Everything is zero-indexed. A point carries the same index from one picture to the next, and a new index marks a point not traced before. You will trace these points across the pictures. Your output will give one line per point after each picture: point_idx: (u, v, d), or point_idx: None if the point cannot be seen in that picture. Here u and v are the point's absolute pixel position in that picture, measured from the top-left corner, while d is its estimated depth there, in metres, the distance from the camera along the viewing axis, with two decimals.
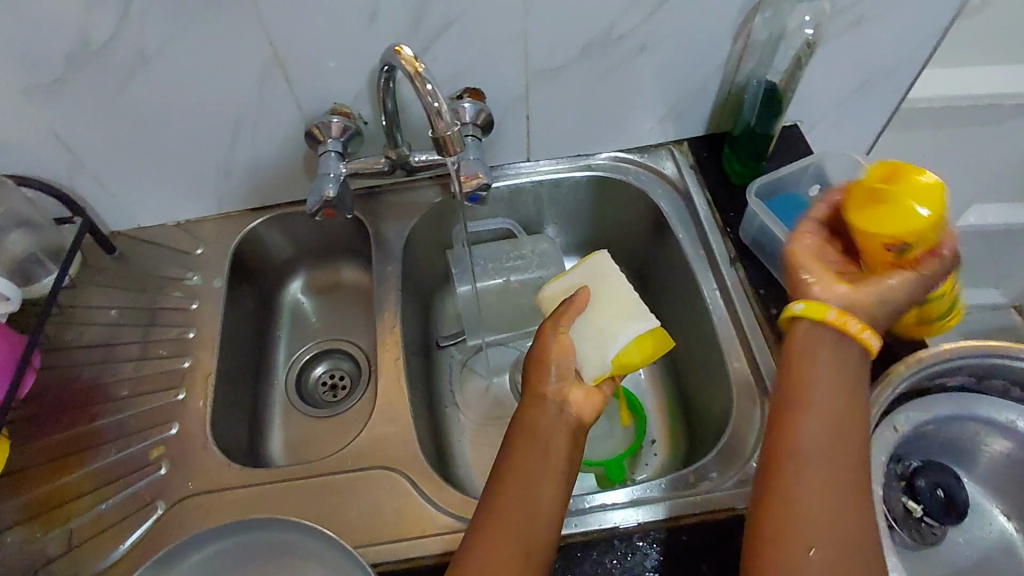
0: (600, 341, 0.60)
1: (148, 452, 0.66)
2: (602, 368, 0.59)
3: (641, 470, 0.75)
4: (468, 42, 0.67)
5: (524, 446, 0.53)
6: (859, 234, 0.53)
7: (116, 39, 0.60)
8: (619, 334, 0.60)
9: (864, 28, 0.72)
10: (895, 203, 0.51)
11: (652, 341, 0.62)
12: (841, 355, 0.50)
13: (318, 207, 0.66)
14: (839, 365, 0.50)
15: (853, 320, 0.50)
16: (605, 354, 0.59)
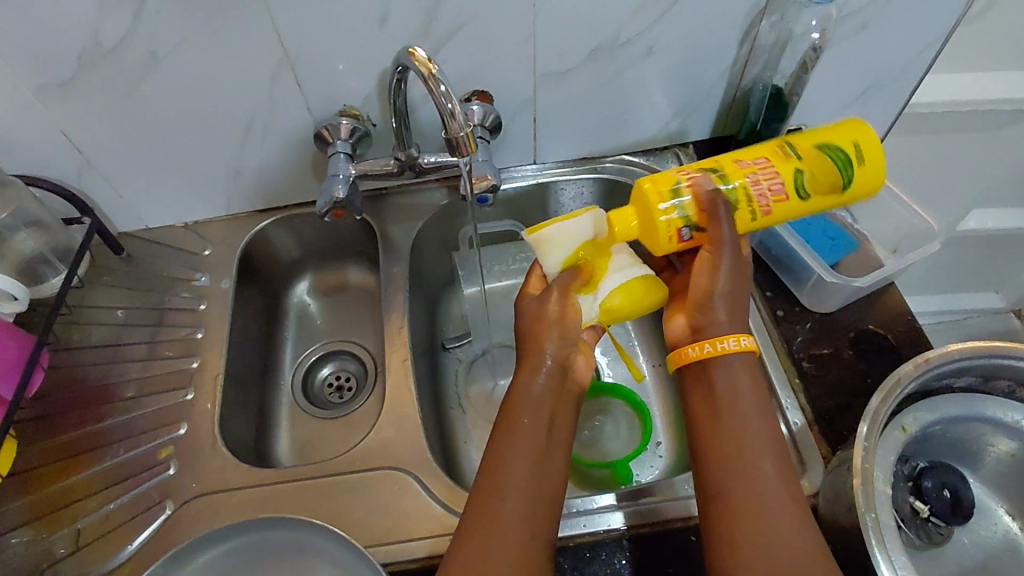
0: (590, 289, 0.61)
1: (156, 452, 0.66)
2: (590, 314, 0.60)
3: (648, 473, 0.76)
4: (477, 45, 0.67)
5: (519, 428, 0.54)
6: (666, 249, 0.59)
7: (129, 40, 0.60)
8: (608, 281, 0.61)
9: (869, 32, 0.73)
10: (644, 206, 0.57)
11: (643, 288, 0.61)
12: (708, 377, 0.54)
13: (328, 207, 0.67)
14: (722, 377, 0.53)
15: (693, 345, 0.55)
16: (592, 301, 0.60)
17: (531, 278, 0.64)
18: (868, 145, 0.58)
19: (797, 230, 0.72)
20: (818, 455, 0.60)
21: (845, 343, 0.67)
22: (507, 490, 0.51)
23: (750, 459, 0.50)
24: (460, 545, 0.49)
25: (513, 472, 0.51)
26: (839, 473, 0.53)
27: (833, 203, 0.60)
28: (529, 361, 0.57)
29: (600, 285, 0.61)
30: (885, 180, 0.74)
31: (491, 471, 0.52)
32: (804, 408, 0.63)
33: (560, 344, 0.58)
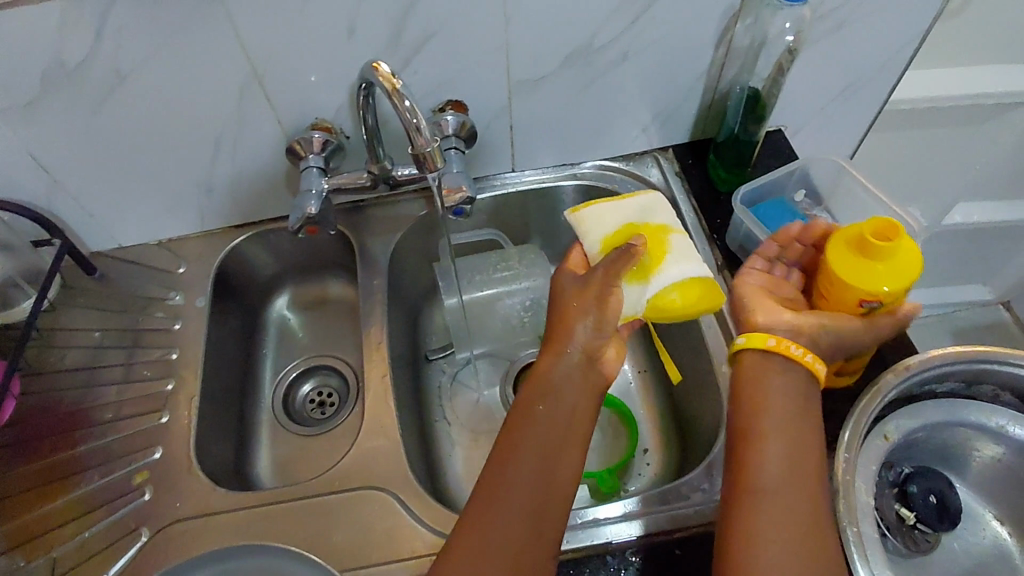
0: (642, 280, 0.58)
1: (132, 477, 0.64)
2: (635, 307, 0.58)
3: (636, 482, 0.75)
4: (450, 54, 0.66)
5: (534, 419, 0.54)
6: (833, 291, 0.54)
7: (91, 59, 0.59)
8: (664, 275, 0.58)
9: (845, 32, 0.72)
10: (880, 254, 0.52)
11: (699, 291, 0.59)
12: (778, 378, 0.53)
13: (300, 224, 0.65)
14: (785, 386, 0.52)
15: (796, 344, 0.53)
16: (641, 293, 0.57)
17: (574, 254, 0.63)
18: None
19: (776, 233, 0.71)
20: None
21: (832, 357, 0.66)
22: (513, 482, 0.50)
23: (778, 454, 0.49)
24: (458, 535, 0.49)
25: (522, 465, 0.51)
26: None
27: None
28: (555, 346, 0.57)
29: (653, 277, 0.58)
30: (866, 182, 0.73)
31: (499, 463, 0.52)
32: None
33: (592, 333, 0.57)
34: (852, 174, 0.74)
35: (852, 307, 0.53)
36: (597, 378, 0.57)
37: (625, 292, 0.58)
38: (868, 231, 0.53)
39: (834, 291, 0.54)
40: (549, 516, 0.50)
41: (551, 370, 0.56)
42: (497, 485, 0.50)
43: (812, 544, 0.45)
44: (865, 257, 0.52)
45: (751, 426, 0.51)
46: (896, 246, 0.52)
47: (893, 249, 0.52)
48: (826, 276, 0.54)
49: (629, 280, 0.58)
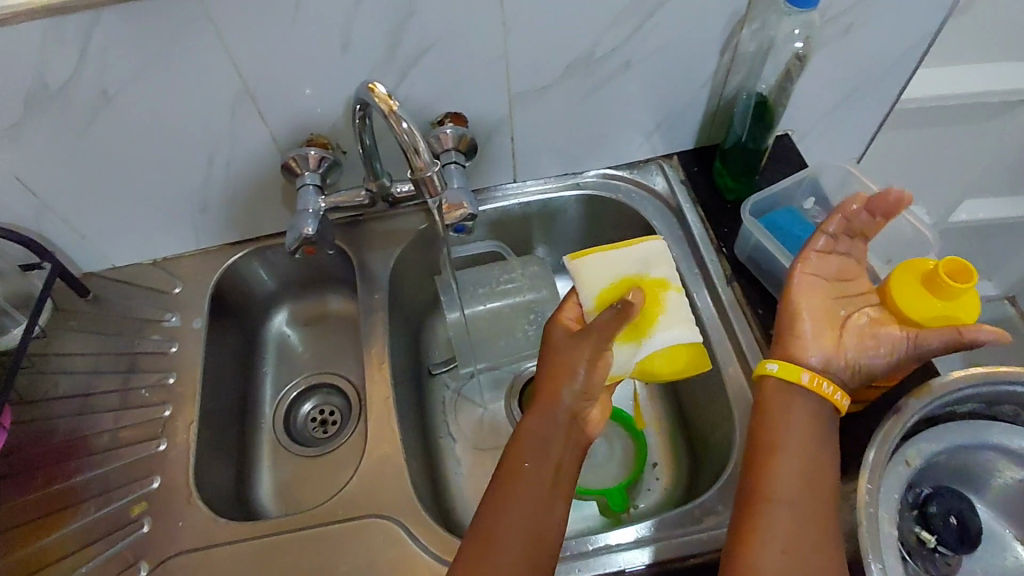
0: (634, 340, 0.56)
1: (129, 508, 0.63)
2: (625, 368, 0.57)
3: (643, 498, 0.73)
4: (448, 67, 0.64)
5: (521, 475, 0.52)
6: (882, 316, 0.52)
7: (76, 80, 0.57)
8: (655, 339, 0.57)
9: (854, 35, 0.70)
10: (939, 290, 0.49)
11: (687, 355, 0.59)
12: (804, 407, 0.50)
13: (296, 244, 0.64)
14: (811, 412, 0.50)
15: (827, 382, 0.51)
16: (632, 354, 0.56)
17: (566, 308, 0.60)
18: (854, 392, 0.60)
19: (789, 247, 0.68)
20: None
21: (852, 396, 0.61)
22: (504, 540, 0.50)
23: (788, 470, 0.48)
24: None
25: (511, 520, 0.51)
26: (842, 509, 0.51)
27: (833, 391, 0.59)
28: (545, 400, 0.55)
29: (646, 340, 0.56)
30: (876, 190, 0.71)
31: (488, 516, 0.51)
32: None
33: (581, 392, 0.55)
34: (862, 181, 0.71)
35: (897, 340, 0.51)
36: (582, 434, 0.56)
37: (617, 353, 0.56)
38: (945, 267, 0.49)
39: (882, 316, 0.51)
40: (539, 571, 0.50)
41: (540, 425, 0.54)
42: (489, 538, 0.50)
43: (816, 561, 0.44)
44: (930, 292, 0.49)
45: (764, 445, 0.50)
46: (964, 291, 0.49)
47: (958, 291, 0.49)
48: (880, 302, 0.52)
49: (622, 340, 0.56)
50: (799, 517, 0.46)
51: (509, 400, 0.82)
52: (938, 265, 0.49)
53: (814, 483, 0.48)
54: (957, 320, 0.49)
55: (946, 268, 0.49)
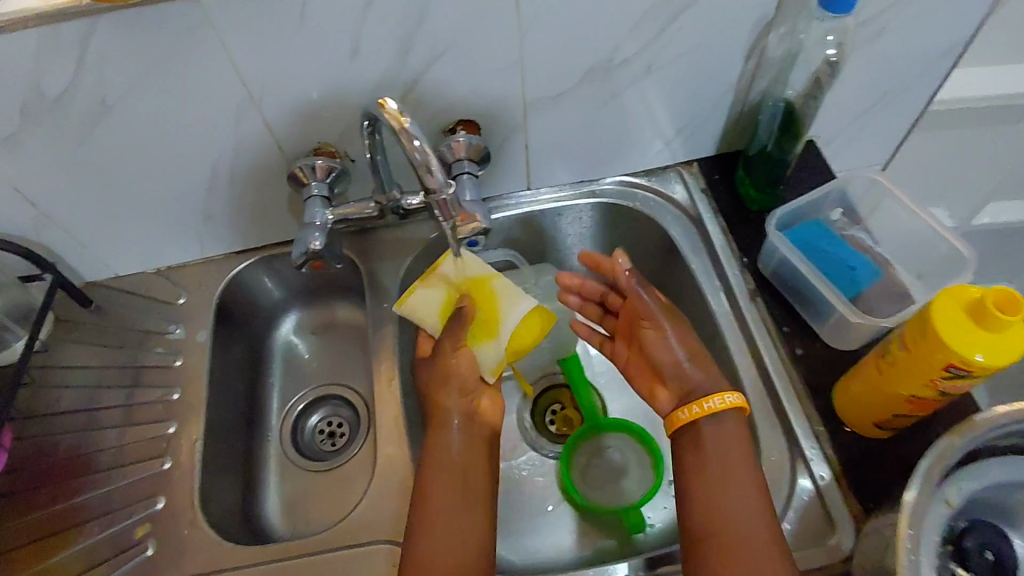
0: (489, 338, 0.64)
1: (134, 530, 0.61)
2: (494, 361, 0.64)
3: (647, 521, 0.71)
4: (460, 73, 0.61)
5: (437, 483, 0.55)
6: (921, 347, 0.48)
7: (73, 89, 0.54)
8: (506, 324, 0.65)
9: (887, 38, 0.67)
10: (986, 316, 0.45)
11: (538, 320, 0.67)
12: (712, 435, 0.54)
13: (304, 258, 0.61)
14: (724, 435, 0.54)
15: (713, 399, 0.54)
16: (494, 348, 0.64)
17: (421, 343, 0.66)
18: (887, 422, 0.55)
19: (815, 263, 0.65)
20: (847, 513, 0.56)
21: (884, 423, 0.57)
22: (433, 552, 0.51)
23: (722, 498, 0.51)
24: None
25: (442, 528, 0.53)
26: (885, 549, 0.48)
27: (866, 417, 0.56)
28: (439, 417, 0.60)
29: (498, 335, 0.64)
30: (910, 204, 0.67)
31: (423, 528, 0.53)
32: (830, 459, 0.59)
33: (462, 395, 0.61)
34: (895, 194, 0.68)
35: (937, 374, 0.48)
36: (480, 433, 0.61)
37: (479, 352, 0.64)
38: (991, 297, 0.46)
39: (921, 347, 0.48)
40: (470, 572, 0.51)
41: (445, 442, 0.58)
42: (423, 547, 0.52)
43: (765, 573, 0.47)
44: (974, 322, 0.46)
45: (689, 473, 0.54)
46: (1013, 323, 0.45)
47: (1007, 324, 0.45)
48: (919, 332, 0.48)
49: (476, 340, 0.64)
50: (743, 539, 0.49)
51: (521, 413, 0.79)
52: (985, 295, 0.46)
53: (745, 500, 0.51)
54: (1007, 352, 0.45)
55: (994, 298, 0.45)
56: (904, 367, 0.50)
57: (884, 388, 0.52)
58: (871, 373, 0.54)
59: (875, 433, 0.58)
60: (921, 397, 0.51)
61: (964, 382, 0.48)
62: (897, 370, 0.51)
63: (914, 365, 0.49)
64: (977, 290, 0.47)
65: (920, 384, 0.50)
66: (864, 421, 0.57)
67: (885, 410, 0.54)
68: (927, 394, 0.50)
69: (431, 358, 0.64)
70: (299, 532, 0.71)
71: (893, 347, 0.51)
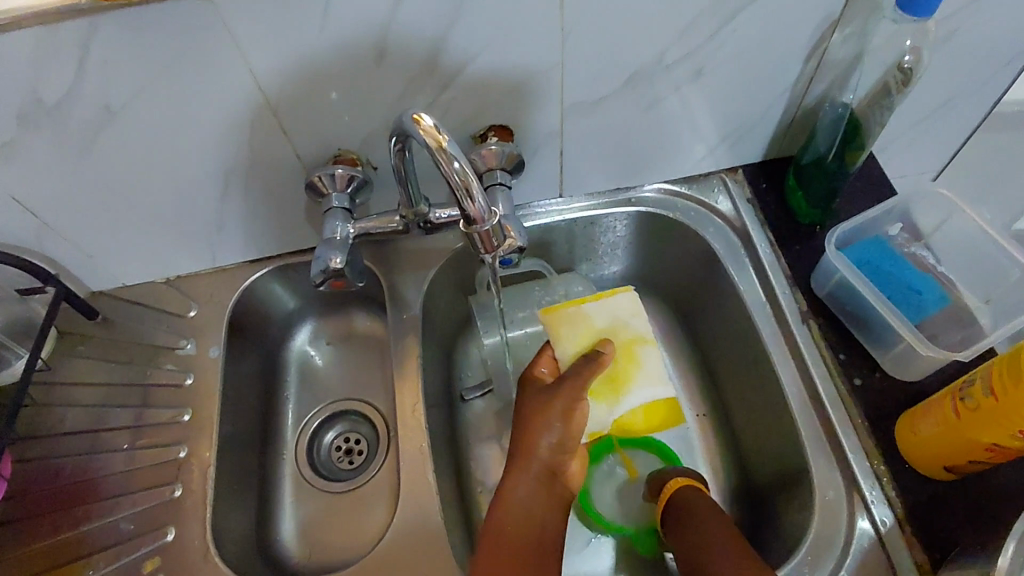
0: (610, 400, 0.58)
1: (142, 563, 0.57)
2: (600, 426, 0.58)
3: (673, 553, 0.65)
4: (494, 77, 0.56)
5: (505, 533, 0.51)
6: (1011, 394, 0.44)
7: (74, 94, 0.50)
8: (631, 399, 0.58)
9: (961, 39, 0.61)
10: None
11: (665, 414, 0.59)
12: (675, 516, 0.57)
13: (324, 277, 0.56)
14: (681, 511, 0.57)
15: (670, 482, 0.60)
16: (607, 413, 0.58)
17: (541, 357, 0.61)
18: (962, 470, 0.51)
19: (878, 286, 0.60)
20: (911, 562, 0.51)
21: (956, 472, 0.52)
22: None
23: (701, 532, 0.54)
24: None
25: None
26: None
27: (938, 463, 0.51)
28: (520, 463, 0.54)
29: (621, 400, 0.58)
30: (980, 221, 0.62)
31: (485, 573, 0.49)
32: (892, 500, 0.54)
33: (555, 448, 0.55)
34: (964, 210, 0.63)
35: None
36: (559, 491, 0.55)
37: (593, 410, 0.58)
38: None
39: (1012, 394, 0.44)
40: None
41: (513, 490, 0.53)
42: None
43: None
44: None
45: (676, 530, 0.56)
46: None
47: None
48: (1012, 376, 0.44)
49: (596, 397, 0.58)
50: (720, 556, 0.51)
51: None
52: None
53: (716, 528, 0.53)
54: None
55: None
56: (989, 414, 0.45)
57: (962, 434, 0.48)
58: (946, 415, 0.49)
59: (942, 475, 0.53)
60: (1005, 446, 0.46)
61: None
62: (979, 417, 0.47)
63: (1001, 413, 0.45)
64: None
65: (1004, 434, 0.45)
66: (932, 463, 0.52)
67: (960, 456, 0.49)
68: (1012, 444, 0.46)
69: (547, 388, 0.57)
70: (315, 558, 0.67)
71: (975, 391, 0.47)
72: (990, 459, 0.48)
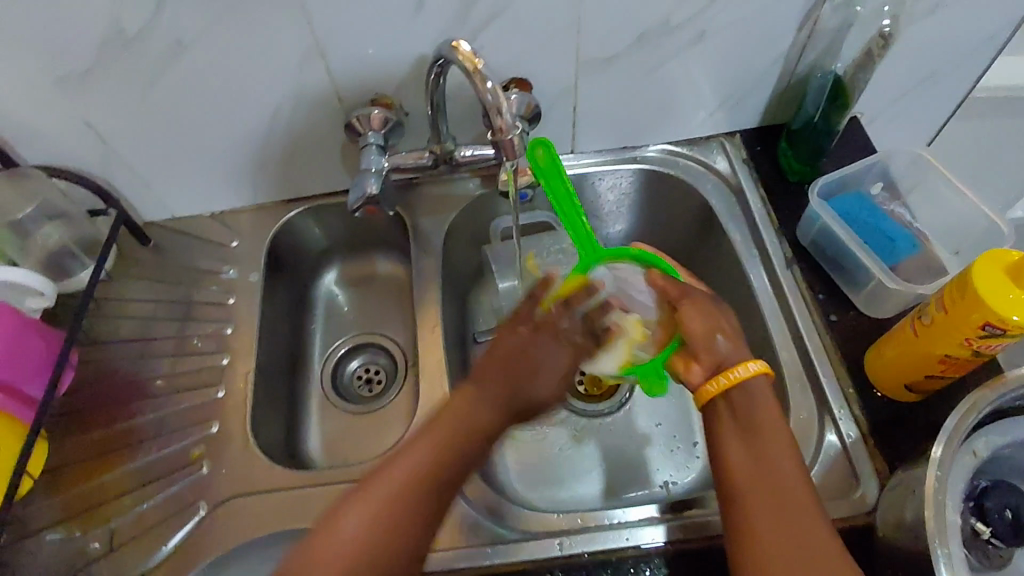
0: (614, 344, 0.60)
1: (188, 451, 0.65)
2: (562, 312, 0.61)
3: (659, 483, 0.72)
4: (518, 32, 0.63)
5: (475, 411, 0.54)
6: (958, 306, 0.51)
7: (150, 28, 0.57)
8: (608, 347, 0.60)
9: (942, 14, 0.67)
10: None
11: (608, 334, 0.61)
12: (743, 406, 0.52)
13: (360, 203, 0.65)
14: (754, 403, 0.52)
15: (738, 368, 0.53)
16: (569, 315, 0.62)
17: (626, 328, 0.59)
18: (919, 386, 0.58)
19: (855, 232, 0.67)
20: (871, 470, 0.58)
21: (916, 393, 0.59)
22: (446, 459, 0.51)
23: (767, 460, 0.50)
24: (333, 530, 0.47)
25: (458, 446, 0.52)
26: (905, 498, 0.51)
27: (899, 381, 0.58)
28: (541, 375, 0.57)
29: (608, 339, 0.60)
30: (949, 175, 0.68)
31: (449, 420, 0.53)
32: (858, 419, 0.61)
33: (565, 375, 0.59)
34: (936, 168, 0.69)
35: (973, 333, 0.51)
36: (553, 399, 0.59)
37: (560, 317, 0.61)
38: None
39: (959, 306, 0.51)
40: (402, 558, 0.47)
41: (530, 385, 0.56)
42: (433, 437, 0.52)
43: (807, 532, 0.46)
44: (1012, 282, 0.48)
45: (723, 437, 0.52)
46: None
47: None
48: (960, 291, 0.51)
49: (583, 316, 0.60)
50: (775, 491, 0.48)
51: None
52: None
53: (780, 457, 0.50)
54: None
55: None
56: (940, 327, 0.52)
57: (919, 349, 0.55)
58: (906, 335, 0.56)
59: (903, 395, 0.60)
60: (955, 357, 0.53)
61: (998, 342, 0.51)
62: (933, 331, 0.54)
63: (951, 326, 0.52)
64: (1018, 255, 0.50)
65: (955, 343, 0.52)
66: (894, 383, 0.59)
67: (917, 371, 0.56)
68: (961, 353, 0.53)
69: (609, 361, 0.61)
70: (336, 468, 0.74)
71: (930, 309, 0.54)
72: (943, 372, 0.55)
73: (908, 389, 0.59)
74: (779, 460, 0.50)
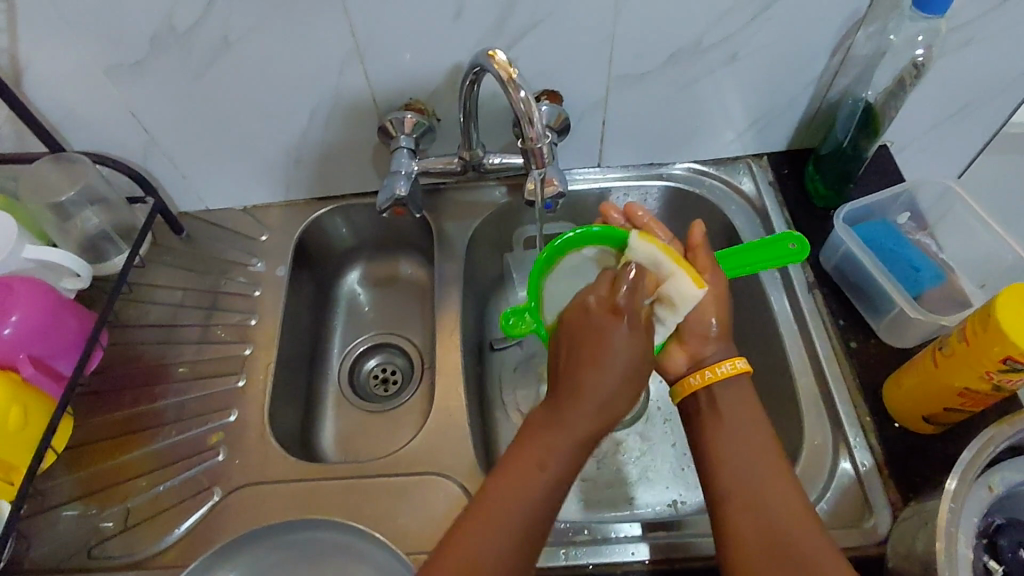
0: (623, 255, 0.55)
1: (206, 437, 0.67)
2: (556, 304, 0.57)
3: (669, 500, 0.71)
4: (554, 44, 0.64)
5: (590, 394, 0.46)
6: (980, 337, 0.51)
7: (199, 25, 0.59)
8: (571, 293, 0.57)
9: (980, 47, 0.67)
10: None
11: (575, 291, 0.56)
12: (725, 402, 0.53)
13: (388, 204, 0.66)
14: (737, 400, 0.53)
15: (725, 362, 0.54)
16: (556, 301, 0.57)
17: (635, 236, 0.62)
18: (939, 419, 0.57)
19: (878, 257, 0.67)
20: (885, 500, 0.57)
21: (934, 427, 0.58)
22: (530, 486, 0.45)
23: (742, 454, 0.50)
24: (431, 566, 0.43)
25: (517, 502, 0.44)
26: (919, 529, 0.50)
27: (918, 414, 0.58)
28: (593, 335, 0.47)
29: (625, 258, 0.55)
30: (977, 208, 0.68)
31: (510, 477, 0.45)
32: (873, 448, 0.60)
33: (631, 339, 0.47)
34: (963, 199, 0.69)
35: (995, 366, 0.50)
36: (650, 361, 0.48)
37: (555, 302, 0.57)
38: None
39: (981, 338, 0.51)
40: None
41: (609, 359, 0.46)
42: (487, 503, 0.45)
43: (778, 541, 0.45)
44: None
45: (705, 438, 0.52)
46: None
47: None
48: (983, 322, 0.51)
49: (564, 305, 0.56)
50: (741, 477, 0.49)
51: None
52: None
53: (758, 464, 0.49)
54: None
55: None
56: (962, 359, 0.52)
57: (938, 380, 0.54)
58: (926, 366, 0.56)
59: (921, 427, 0.59)
60: (974, 390, 0.53)
61: (1020, 376, 0.50)
62: (953, 362, 0.53)
63: (972, 358, 0.52)
64: None
65: (976, 376, 0.52)
66: (913, 415, 0.59)
67: (935, 403, 0.55)
68: (981, 386, 0.52)
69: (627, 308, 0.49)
70: None
71: (951, 340, 0.54)
72: (964, 404, 0.55)
73: (927, 421, 0.58)
74: (757, 464, 0.49)
